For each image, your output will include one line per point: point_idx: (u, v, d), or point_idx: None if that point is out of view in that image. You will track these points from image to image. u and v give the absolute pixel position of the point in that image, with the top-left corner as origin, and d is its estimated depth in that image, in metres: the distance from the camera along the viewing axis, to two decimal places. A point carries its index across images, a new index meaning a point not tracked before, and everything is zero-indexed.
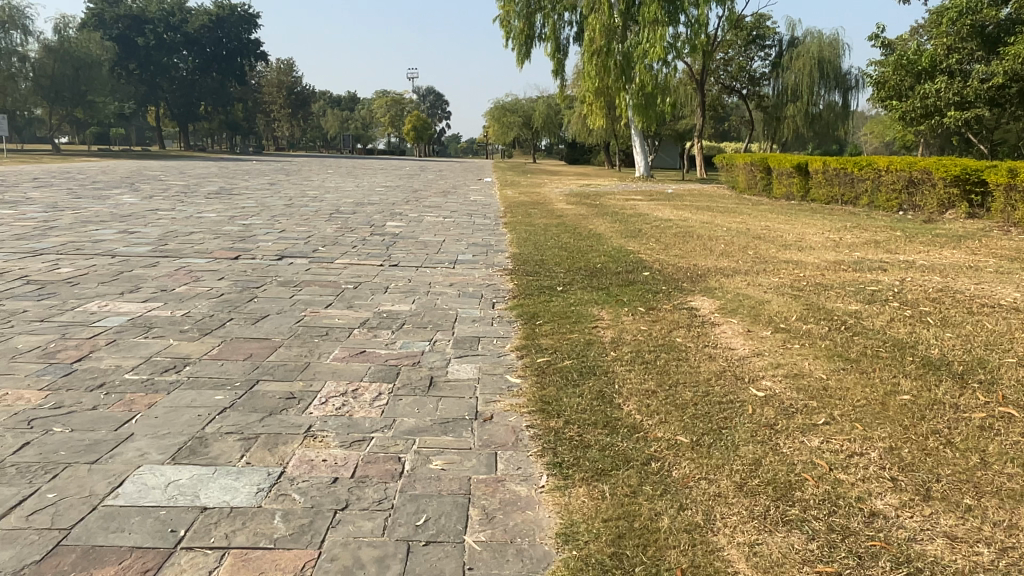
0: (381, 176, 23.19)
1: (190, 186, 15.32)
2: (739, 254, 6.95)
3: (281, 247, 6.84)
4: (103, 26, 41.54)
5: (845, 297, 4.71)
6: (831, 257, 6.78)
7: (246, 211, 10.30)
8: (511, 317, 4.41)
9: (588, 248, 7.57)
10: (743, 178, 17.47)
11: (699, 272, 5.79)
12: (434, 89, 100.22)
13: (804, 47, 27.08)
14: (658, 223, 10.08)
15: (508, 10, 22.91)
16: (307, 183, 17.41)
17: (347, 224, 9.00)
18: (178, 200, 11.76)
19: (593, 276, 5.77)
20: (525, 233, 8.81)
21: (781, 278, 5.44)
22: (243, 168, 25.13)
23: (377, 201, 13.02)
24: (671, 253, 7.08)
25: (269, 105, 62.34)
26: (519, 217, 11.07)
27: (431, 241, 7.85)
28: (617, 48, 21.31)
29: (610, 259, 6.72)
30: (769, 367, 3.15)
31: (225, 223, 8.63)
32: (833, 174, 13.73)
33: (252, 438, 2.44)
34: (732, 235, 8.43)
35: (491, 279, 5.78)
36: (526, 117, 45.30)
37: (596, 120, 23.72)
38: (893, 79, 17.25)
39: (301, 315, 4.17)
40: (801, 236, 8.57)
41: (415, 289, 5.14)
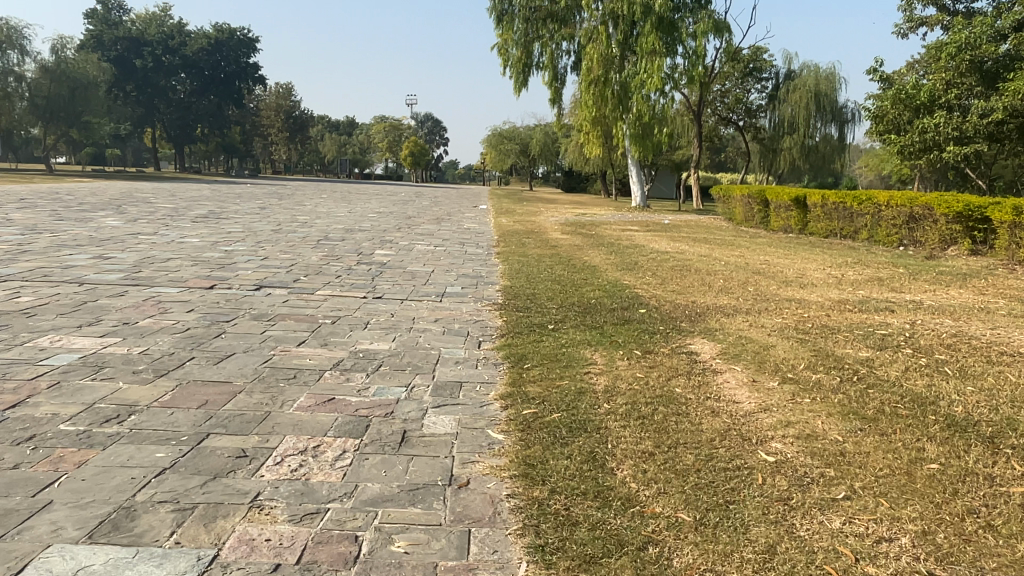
0: (376, 201, 22.99)
1: (179, 209, 15.05)
2: (739, 290, 6.67)
3: (260, 276, 6.55)
4: (101, 47, 41.62)
5: (854, 341, 4.41)
6: (835, 295, 6.50)
7: (232, 236, 10.04)
8: (497, 358, 4.09)
9: (582, 282, 7.28)
10: (741, 210, 17.28)
11: (698, 311, 5.50)
12: (433, 116, 100.77)
13: (801, 80, 27.17)
14: (655, 255, 9.81)
15: (506, 38, 22.95)
16: (299, 208, 17.17)
17: (334, 251, 8.72)
18: (163, 224, 11.49)
19: (587, 313, 5.46)
20: (517, 264, 8.52)
21: (785, 319, 5.15)
22: (236, 191, 24.96)
23: (367, 227, 12.77)
24: (668, 289, 6.78)
25: (267, 128, 62.43)
26: (512, 247, 10.80)
27: (419, 271, 7.57)
28: (615, 78, 21.25)
29: (605, 294, 6.44)
30: (777, 426, 2.84)
31: (207, 249, 8.35)
32: (832, 209, 13.53)
33: (187, 509, 2.12)
34: (731, 270, 8.16)
35: (479, 314, 5.46)
36: (524, 145, 45.34)
37: (593, 149, 23.61)
38: (892, 113, 17.17)
39: (270, 355, 3.85)
40: (803, 272, 8.30)
41: (397, 326, 4.82)
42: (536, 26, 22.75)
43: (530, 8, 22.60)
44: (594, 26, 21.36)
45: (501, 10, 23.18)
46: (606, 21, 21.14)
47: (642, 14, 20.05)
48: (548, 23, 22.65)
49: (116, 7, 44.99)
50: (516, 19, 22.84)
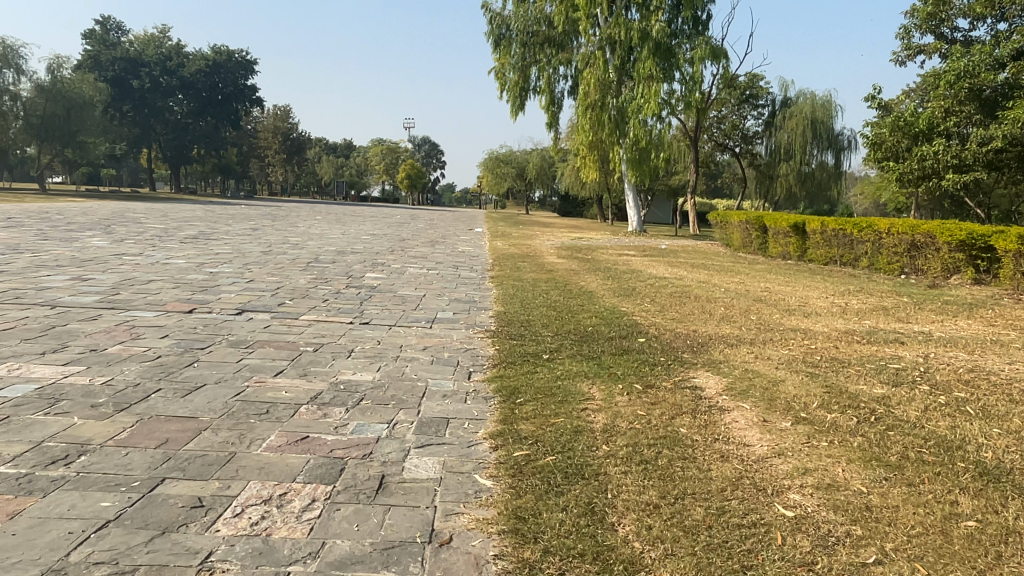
0: (370, 223, 22.85)
1: (169, 229, 14.80)
2: (741, 319, 6.42)
3: (243, 299, 6.31)
4: (98, 67, 41.47)
5: (867, 376, 4.16)
6: (840, 325, 6.26)
7: (219, 257, 9.81)
8: (488, 390, 3.82)
9: (578, 308, 7.03)
10: (738, 236, 17.13)
11: (700, 341, 5.24)
12: (429, 140, 101.24)
13: (797, 107, 27.22)
14: (653, 281, 9.57)
15: (503, 62, 22.99)
16: (291, 229, 16.97)
17: (323, 274, 8.48)
18: (150, 245, 11.27)
19: (583, 342, 5.20)
20: (512, 289, 8.28)
21: (792, 351, 4.90)
22: (229, 212, 24.77)
23: (359, 249, 12.56)
24: (668, 317, 6.53)
25: (264, 150, 62.49)
26: (507, 270, 10.55)
27: (409, 296, 7.33)
28: (611, 103, 21.18)
29: (603, 321, 6.19)
30: (794, 474, 2.58)
31: (191, 271, 8.11)
32: (831, 236, 13.35)
33: (127, 572, 1.85)
34: (731, 297, 7.93)
35: (471, 342, 5.20)
36: (520, 169, 45.35)
37: (589, 173, 23.51)
38: (890, 140, 17.13)
39: (243, 387, 3.58)
40: (804, 300, 8.07)
41: (383, 354, 4.55)
42: (533, 50, 22.76)
43: (527, 33, 22.61)
44: (591, 51, 21.38)
45: (498, 34, 23.23)
46: (603, 47, 21.15)
47: (640, 39, 20.04)
48: (545, 48, 22.66)
49: (115, 28, 45.14)
50: (513, 44, 22.86)
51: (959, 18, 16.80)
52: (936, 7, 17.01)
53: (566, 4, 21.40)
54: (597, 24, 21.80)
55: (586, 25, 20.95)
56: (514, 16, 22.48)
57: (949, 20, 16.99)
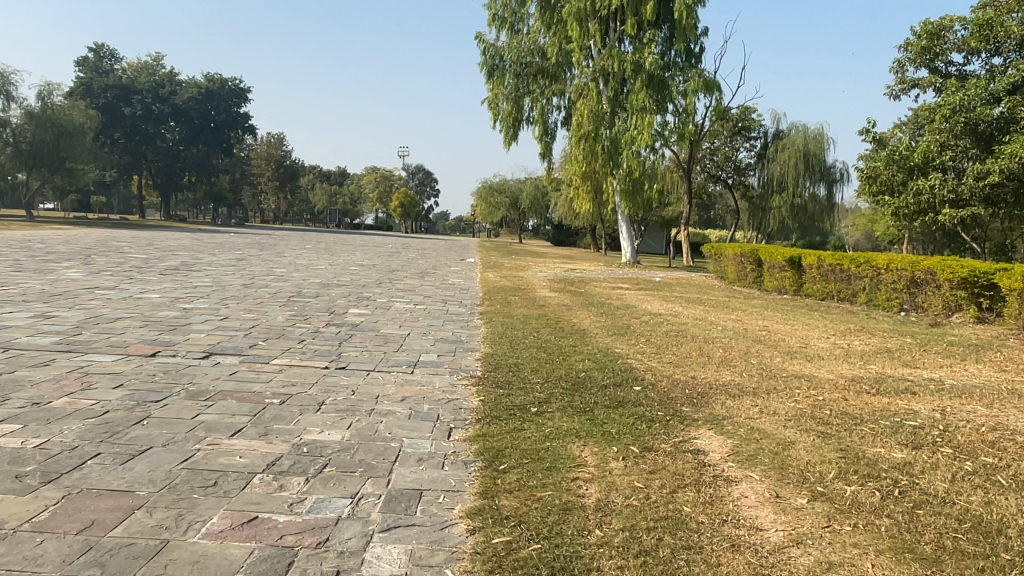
0: (361, 253, 22.58)
1: (151, 260, 14.43)
2: (741, 363, 6.08)
3: (212, 340, 5.95)
4: (90, 94, 40.87)
5: (883, 437, 3.82)
6: (846, 371, 5.92)
7: (197, 291, 9.47)
8: (469, 452, 3.42)
9: (570, 349, 6.66)
10: (733, 269, 16.86)
11: (700, 390, 4.88)
12: (423, 168, 101.55)
13: (790, 140, 27.21)
14: (648, 318, 9.22)
15: (496, 92, 22.87)
16: (278, 260, 16.62)
17: (304, 310, 8.12)
18: (127, 276, 10.91)
19: (575, 391, 4.82)
20: (501, 327, 7.91)
21: (799, 403, 4.55)
22: (217, 241, 24.40)
23: (345, 282, 12.23)
24: (664, 360, 6.17)
25: (257, 177, 62.36)
26: (497, 305, 10.20)
27: (392, 334, 6.97)
28: (605, 134, 21.04)
29: (596, 365, 5.83)
30: (818, 571, 2.23)
31: (164, 307, 7.75)
32: (828, 270, 13.07)
33: None
34: (730, 338, 7.58)
35: (455, 389, 4.82)
36: (514, 199, 45.26)
37: (583, 204, 23.30)
38: (885, 174, 17.05)
39: (192, 451, 3.22)
40: (805, 341, 7.74)
41: (357, 407, 4.15)
42: (526, 81, 22.67)
43: (521, 64, 22.54)
44: (584, 82, 21.26)
45: (491, 65, 23.13)
46: (597, 78, 21.05)
47: (633, 71, 19.92)
48: (538, 79, 22.58)
49: (109, 56, 45.12)
50: (506, 74, 22.77)
51: (954, 52, 16.79)
52: (930, 41, 17.00)
53: (559, 36, 21.33)
54: (590, 56, 21.74)
55: (579, 57, 20.86)
56: (508, 47, 22.42)
57: (943, 54, 16.97)
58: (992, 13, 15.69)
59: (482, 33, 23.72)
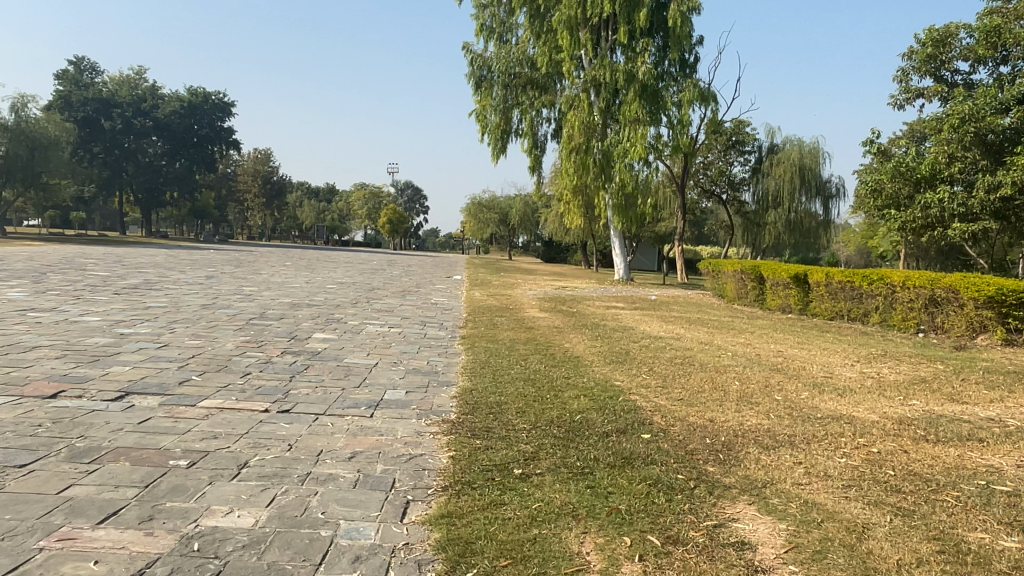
0: (341, 270, 21.56)
1: (111, 278, 13.39)
2: (765, 402, 5.14)
3: (136, 376, 4.97)
4: (69, 108, 39.77)
5: (976, 511, 2.90)
6: (890, 410, 5.01)
7: (145, 313, 8.46)
8: (428, 546, 2.49)
9: (563, 382, 5.69)
10: (733, 286, 15.99)
11: (727, 442, 3.93)
12: (412, 183, 100.49)
13: (784, 154, 26.52)
14: (649, 343, 8.28)
15: (484, 104, 22.05)
16: (250, 278, 15.61)
17: (261, 336, 7.14)
18: (73, 296, 9.87)
19: (569, 442, 3.88)
20: (483, 355, 6.93)
21: (851, 461, 3.63)
22: (191, 257, 23.35)
23: (318, 301, 11.27)
24: (672, 396, 5.21)
25: (243, 194, 61.38)
26: (482, 328, 9.25)
27: (357, 364, 5.99)
28: (596, 146, 20.23)
29: (595, 404, 4.86)
30: None
31: (97, 333, 6.74)
32: (837, 288, 12.20)
33: None
34: (744, 367, 6.67)
35: (421, 440, 3.85)
36: (503, 215, 44.39)
37: (574, 220, 22.47)
38: (891, 187, 16.28)
39: (29, 554, 2.28)
40: (830, 370, 6.82)
41: (287, 472, 3.18)
42: (515, 92, 21.85)
43: (509, 75, 21.72)
44: (575, 93, 20.46)
45: (479, 76, 22.34)
46: (588, 89, 20.24)
47: (626, 81, 19.17)
48: (527, 90, 21.79)
49: (89, 69, 44.12)
50: (494, 86, 21.93)
51: (960, 60, 16.13)
52: (936, 49, 16.37)
53: (549, 45, 20.58)
54: (581, 66, 21.01)
55: (570, 67, 20.10)
56: (496, 57, 21.65)
57: (949, 62, 16.32)
58: (999, 19, 15.00)
59: (470, 43, 22.97)
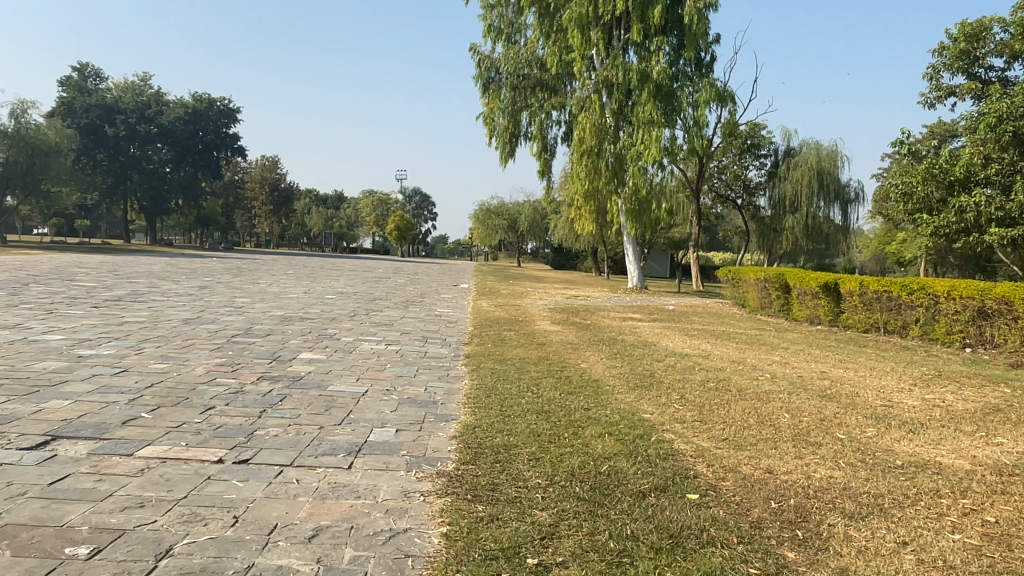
0: (346, 278, 20.80)
1: (97, 289, 12.62)
2: (828, 443, 4.28)
3: (73, 413, 4.15)
4: (72, 115, 39.43)
5: None
6: (983, 455, 4.14)
7: (118, 329, 7.66)
8: None
9: (584, 415, 4.83)
10: (755, 295, 15.12)
11: (802, 508, 3.07)
12: (420, 190, 100.16)
13: (801, 157, 25.55)
14: (677, 362, 7.41)
15: (492, 106, 21.25)
16: (245, 288, 14.83)
17: (240, 358, 6.32)
18: (46, 311, 9.11)
19: (600, 508, 3.03)
20: (490, 379, 6.07)
21: (969, 539, 2.79)
22: (191, 266, 22.65)
23: (312, 314, 10.47)
24: (714, 435, 4.36)
25: (251, 201, 60.87)
26: (489, 344, 8.40)
27: (342, 393, 5.16)
28: (609, 149, 19.44)
29: (622, 446, 4.02)
30: None
31: (52, 355, 5.93)
32: (873, 298, 11.29)
33: None
34: (790, 393, 5.79)
35: (407, 506, 3.01)
36: (512, 221, 43.57)
37: (586, 225, 21.64)
38: (920, 190, 15.13)
39: None
40: (886, 396, 5.94)
41: (220, 568, 2.35)
42: (524, 94, 21.05)
43: (518, 76, 20.93)
44: (586, 95, 19.64)
45: (487, 78, 21.55)
46: (600, 90, 19.44)
47: (639, 81, 18.36)
48: (537, 91, 20.99)
49: (93, 76, 43.78)
50: (502, 87, 21.13)
51: (994, 56, 15.27)
52: (968, 44, 15.48)
53: (559, 45, 19.75)
54: (593, 67, 20.22)
55: (581, 67, 19.29)
56: (504, 58, 20.84)
57: (983, 58, 15.44)
58: None
59: (477, 44, 22.22)
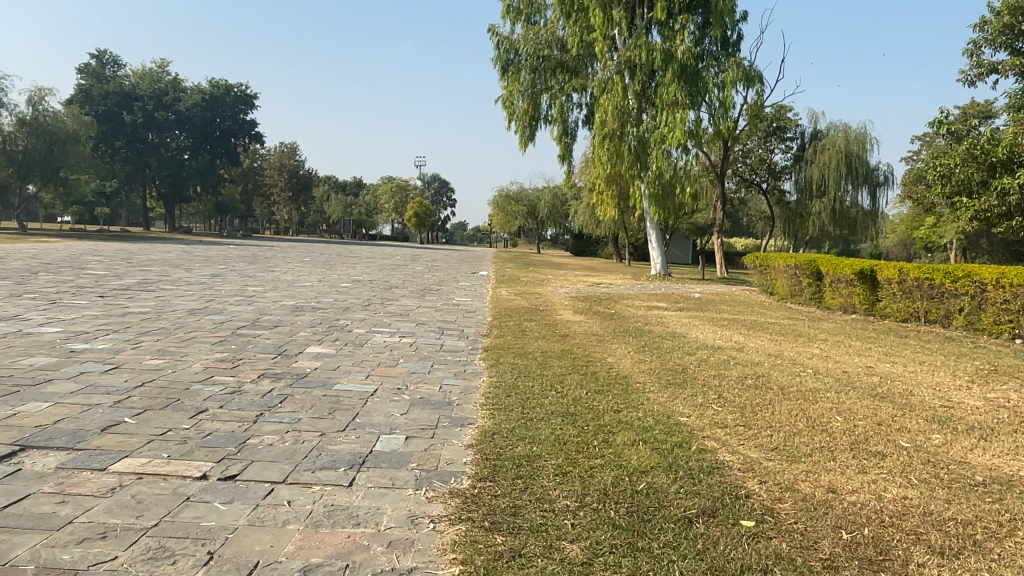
0: (362, 266, 20.42)
1: (106, 278, 12.29)
2: (894, 453, 3.77)
3: (50, 419, 3.75)
4: (90, 102, 39.61)
5: None
6: None
7: (118, 321, 7.29)
8: None
9: (615, 420, 4.35)
10: (785, 282, 14.51)
11: (880, 542, 2.60)
12: (439, 178, 99.64)
13: (829, 140, 24.71)
14: (709, 355, 6.90)
15: (511, 89, 20.69)
16: (259, 276, 14.47)
17: (243, 353, 5.91)
18: (48, 300, 8.78)
19: (639, 541, 2.57)
20: (510, 377, 5.60)
21: None
22: (206, 253, 22.37)
23: (324, 304, 10.06)
24: (762, 443, 3.87)
25: (269, 188, 60.70)
26: (509, 337, 7.93)
27: (349, 393, 4.73)
28: (631, 132, 18.83)
29: (660, 458, 3.54)
30: None
31: (42, 350, 5.55)
32: (913, 286, 10.67)
33: None
34: (840, 394, 5.26)
35: (414, 537, 2.57)
36: (531, 208, 42.98)
37: (607, 211, 21.06)
38: (961, 172, 14.34)
39: None
40: (945, 396, 5.40)
41: None
42: (543, 76, 20.45)
43: (538, 57, 20.33)
44: (608, 76, 19.03)
45: (506, 60, 20.99)
46: (622, 71, 18.81)
47: (663, 61, 17.72)
48: (557, 74, 20.37)
49: (111, 63, 43.83)
50: (521, 69, 20.55)
51: None
52: (1012, 17, 14.60)
53: (580, 25, 19.12)
54: (615, 47, 19.57)
55: (602, 47, 18.65)
56: (523, 39, 20.24)
57: None
58: None
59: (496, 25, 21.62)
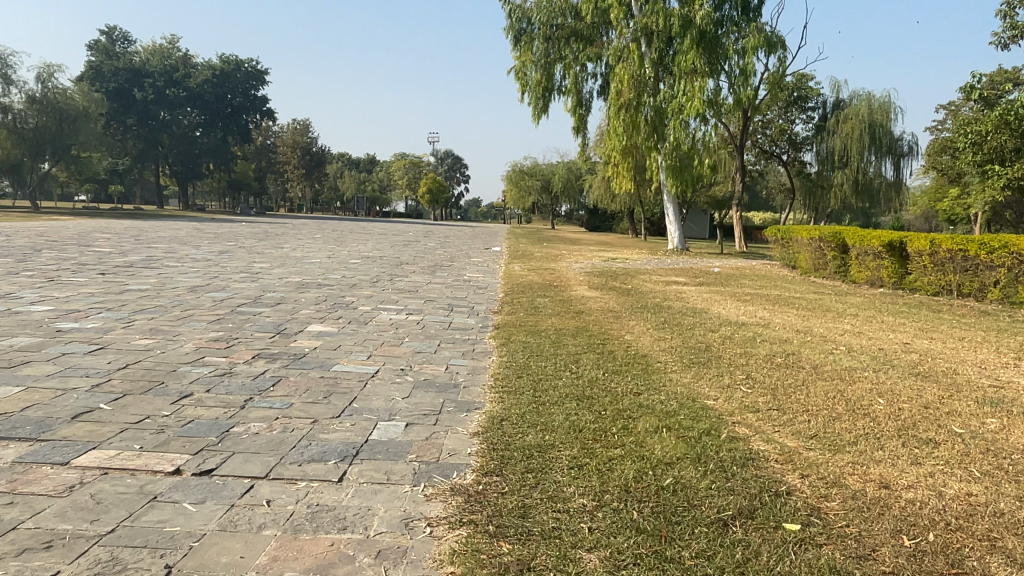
0: (374, 242, 20.10)
1: (111, 255, 12.04)
2: (948, 441, 3.38)
3: (17, 405, 3.43)
4: (100, 78, 39.34)
5: None
6: None
7: (115, 299, 6.99)
8: None
9: (637, 404, 3.96)
10: (808, 256, 14.01)
11: (953, 551, 2.23)
12: (453, 154, 98.89)
13: (852, 109, 23.92)
14: (733, 332, 6.50)
15: (524, 60, 20.12)
16: (267, 253, 14.17)
17: (238, 332, 5.59)
18: (46, 278, 8.49)
19: (666, 549, 2.22)
20: (522, 358, 5.21)
21: None
22: (217, 230, 22.12)
23: (331, 281, 9.73)
24: (800, 430, 3.49)
25: (282, 165, 60.39)
26: (522, 313, 7.56)
27: (349, 375, 4.40)
28: (648, 102, 18.23)
29: (687, 448, 3.18)
30: None
31: (27, 330, 5.25)
32: (945, 258, 10.19)
33: None
34: (879, 374, 4.84)
35: (407, 545, 2.23)
36: (546, 182, 42.39)
37: (623, 184, 20.56)
38: (993, 139, 13.53)
39: None
40: (993, 375, 4.98)
41: None
42: (557, 46, 19.82)
43: (551, 26, 19.69)
44: (624, 44, 18.42)
45: (518, 29, 20.39)
46: (639, 39, 18.20)
47: (681, 28, 17.11)
48: (571, 42, 19.70)
49: (121, 39, 43.57)
50: (534, 39, 19.94)
51: None
52: None
53: None
54: (631, 14, 18.91)
55: (617, 14, 18.02)
56: (536, 8, 19.59)
57: None
58: None
59: None
